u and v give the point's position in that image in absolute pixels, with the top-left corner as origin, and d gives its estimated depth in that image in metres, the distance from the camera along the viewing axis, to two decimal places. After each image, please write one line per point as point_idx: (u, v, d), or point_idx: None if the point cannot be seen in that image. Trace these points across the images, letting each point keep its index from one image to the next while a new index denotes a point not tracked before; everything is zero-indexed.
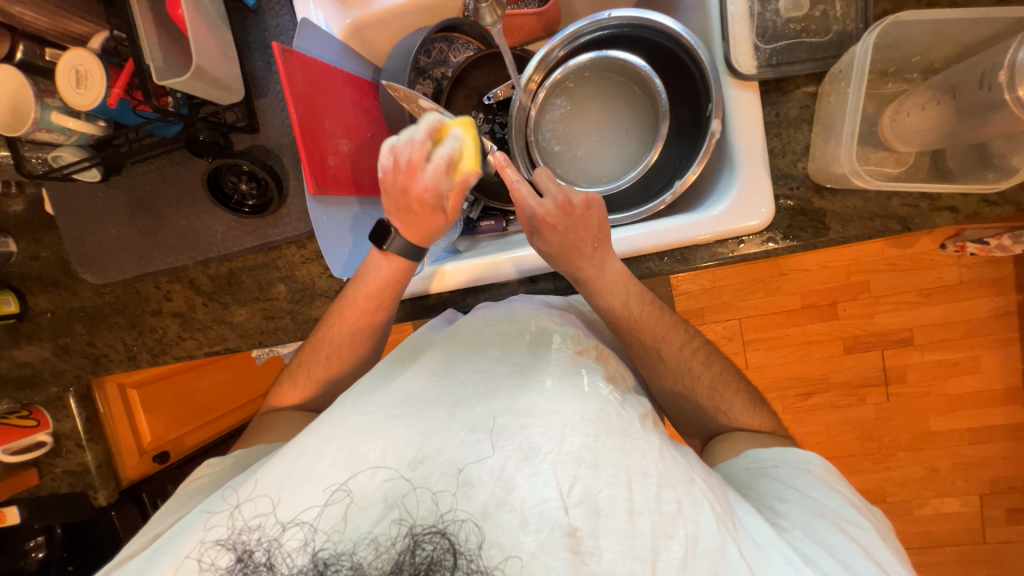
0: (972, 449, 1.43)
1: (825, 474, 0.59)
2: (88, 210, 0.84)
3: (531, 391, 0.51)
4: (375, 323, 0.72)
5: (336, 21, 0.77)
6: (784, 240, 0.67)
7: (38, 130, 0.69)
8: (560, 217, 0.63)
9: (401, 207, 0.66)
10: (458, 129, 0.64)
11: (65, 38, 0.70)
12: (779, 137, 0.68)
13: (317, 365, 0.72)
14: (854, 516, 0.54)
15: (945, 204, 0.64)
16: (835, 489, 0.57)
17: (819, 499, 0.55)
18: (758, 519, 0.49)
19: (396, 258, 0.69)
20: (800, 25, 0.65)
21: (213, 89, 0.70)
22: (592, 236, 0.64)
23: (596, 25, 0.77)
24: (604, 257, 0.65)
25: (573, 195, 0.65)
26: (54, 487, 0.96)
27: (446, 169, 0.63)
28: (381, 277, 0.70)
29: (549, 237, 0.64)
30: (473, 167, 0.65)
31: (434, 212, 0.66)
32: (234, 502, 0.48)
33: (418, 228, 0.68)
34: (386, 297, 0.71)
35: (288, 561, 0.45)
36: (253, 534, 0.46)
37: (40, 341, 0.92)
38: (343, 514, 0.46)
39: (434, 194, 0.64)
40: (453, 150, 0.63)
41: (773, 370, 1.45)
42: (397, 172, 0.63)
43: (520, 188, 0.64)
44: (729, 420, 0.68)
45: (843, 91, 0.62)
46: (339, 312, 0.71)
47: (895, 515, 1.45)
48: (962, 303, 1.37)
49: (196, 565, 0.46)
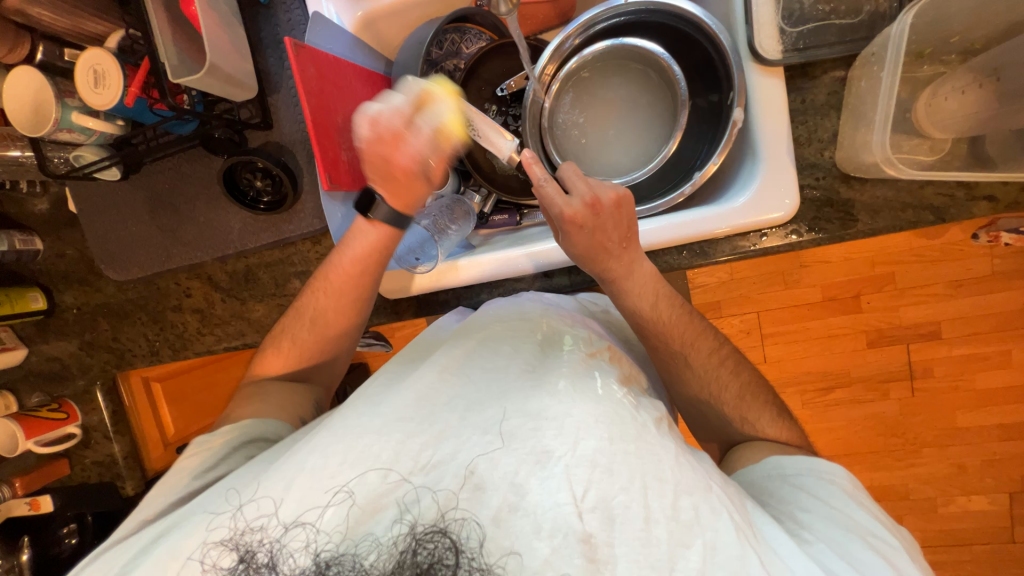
0: (1002, 446, 1.38)
1: (853, 488, 0.57)
2: (110, 209, 0.86)
3: (543, 393, 0.50)
4: (362, 290, 0.71)
5: (347, 14, 0.76)
6: (808, 233, 0.65)
7: (59, 130, 0.70)
8: (588, 216, 0.61)
9: (385, 175, 0.64)
10: (442, 96, 0.66)
11: (83, 38, 0.71)
12: (805, 125, 0.66)
13: (324, 348, 0.74)
14: (882, 533, 0.52)
15: (983, 193, 0.61)
16: (862, 504, 0.55)
17: (845, 511, 0.53)
18: (780, 532, 0.48)
19: (382, 225, 0.69)
20: (828, 7, 0.62)
21: (227, 86, 0.71)
22: (619, 235, 0.62)
23: (613, 12, 0.74)
24: (631, 256, 0.64)
25: (602, 192, 0.62)
26: (84, 477, 1.01)
27: (432, 136, 0.64)
28: (368, 241, 0.69)
29: (576, 237, 0.62)
30: (460, 132, 0.68)
31: (419, 181, 0.66)
32: (237, 503, 0.49)
33: (403, 196, 0.67)
34: (373, 263, 0.70)
35: (290, 561, 0.45)
36: (254, 536, 0.47)
37: (66, 336, 0.94)
38: (344, 515, 0.46)
39: (419, 161, 0.64)
40: (438, 116, 0.65)
41: (791, 364, 1.42)
42: (380, 141, 0.62)
43: (546, 187, 0.62)
44: (751, 417, 0.66)
45: (876, 75, 0.59)
46: (325, 278, 0.71)
47: (919, 512, 1.42)
48: (995, 295, 1.32)
49: (199, 566, 0.47)
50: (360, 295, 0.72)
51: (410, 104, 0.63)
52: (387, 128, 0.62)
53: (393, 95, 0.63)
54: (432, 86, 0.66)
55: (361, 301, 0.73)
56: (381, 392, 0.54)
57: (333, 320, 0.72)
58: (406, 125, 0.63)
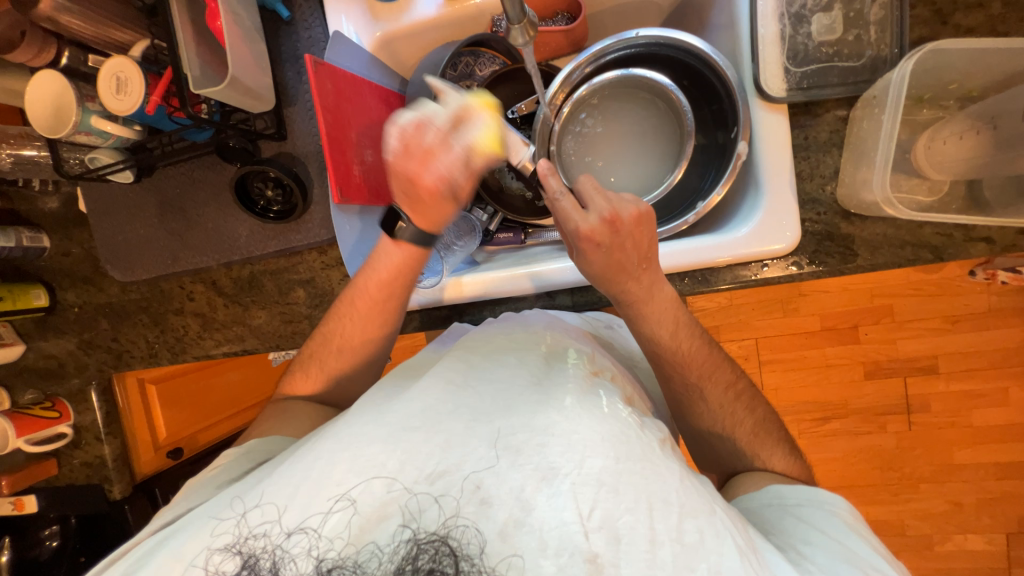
0: (999, 484, 1.37)
1: (852, 518, 0.57)
2: (120, 210, 0.87)
3: (550, 409, 0.50)
4: (389, 314, 0.71)
5: (366, 34, 0.79)
6: (809, 265, 0.66)
7: (78, 132, 0.71)
8: (605, 234, 0.60)
9: (409, 194, 0.62)
10: (481, 111, 0.61)
11: (108, 45, 0.73)
12: (808, 160, 0.67)
13: (332, 358, 0.72)
14: (884, 566, 0.51)
15: (980, 235, 0.62)
16: (863, 536, 0.54)
17: (847, 543, 0.52)
18: (784, 562, 0.47)
19: (407, 247, 0.68)
20: (832, 49, 0.65)
21: (246, 97, 0.72)
22: (640, 255, 0.62)
23: (623, 43, 0.77)
24: (652, 277, 0.64)
25: (622, 209, 0.61)
26: (71, 478, 0.97)
27: (464, 157, 0.60)
28: (393, 264, 0.69)
29: (593, 255, 0.61)
30: (497, 151, 0.62)
31: (444, 201, 0.63)
32: (240, 510, 0.48)
33: (427, 217, 0.65)
34: (398, 286, 0.70)
35: (294, 567, 0.45)
36: (258, 542, 0.46)
37: (66, 334, 0.94)
38: (346, 522, 0.46)
39: (446, 182, 0.61)
40: (474, 136, 0.60)
41: (787, 392, 1.41)
42: (410, 157, 0.60)
43: (562, 202, 0.61)
44: (760, 440, 0.66)
45: (877, 117, 0.61)
46: (350, 301, 0.71)
47: (914, 549, 1.40)
48: (992, 332, 1.33)
49: (202, 572, 0.46)
50: (385, 321, 0.71)
51: (450, 120, 0.60)
52: (418, 143, 0.59)
53: (434, 111, 0.60)
54: (476, 100, 0.61)
55: (385, 321, 0.72)
56: (381, 400, 0.54)
57: (355, 338, 0.72)
58: (441, 144, 0.60)
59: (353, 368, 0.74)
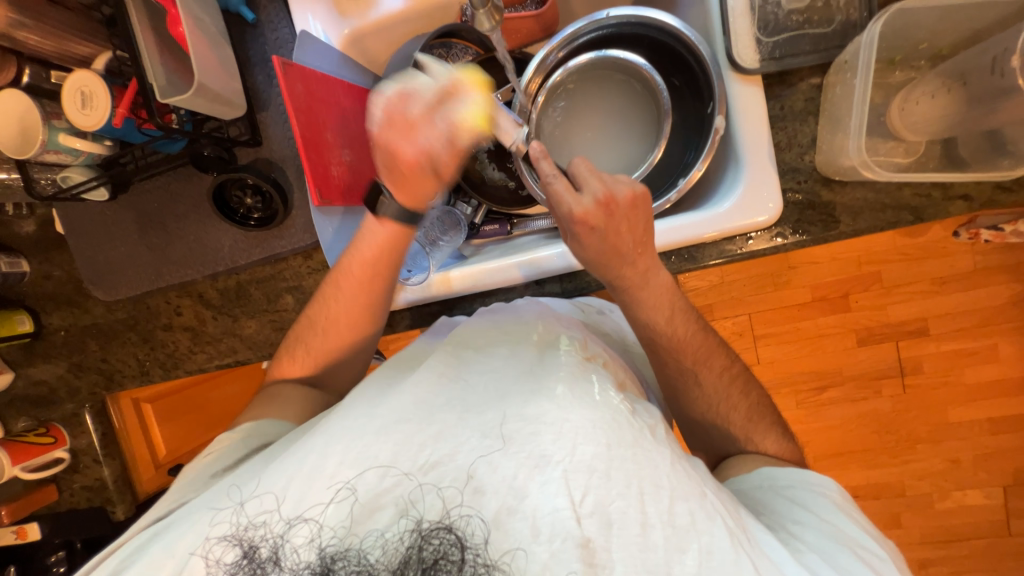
0: (994, 439, 1.40)
1: (841, 499, 0.58)
2: (98, 229, 0.85)
3: (541, 397, 0.50)
4: (374, 296, 0.70)
5: (335, 33, 0.78)
6: (793, 235, 0.67)
7: (47, 152, 0.70)
8: (599, 216, 0.59)
9: (391, 166, 0.63)
10: (470, 88, 0.63)
11: (70, 60, 0.72)
12: (785, 131, 0.68)
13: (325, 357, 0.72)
14: (870, 544, 0.52)
15: (959, 193, 0.63)
16: (851, 516, 0.56)
17: (835, 523, 0.54)
18: (777, 544, 0.48)
19: (391, 223, 0.67)
20: (803, 16, 0.65)
21: (216, 104, 0.71)
22: (636, 238, 0.61)
23: (595, 25, 0.76)
24: (647, 263, 0.63)
25: (617, 190, 0.60)
26: (72, 503, 0.97)
27: (447, 132, 0.62)
28: (377, 243, 0.68)
29: (587, 239, 0.61)
30: (482, 128, 0.64)
31: (428, 176, 0.64)
32: (238, 500, 0.48)
33: (410, 192, 0.65)
34: (383, 267, 0.69)
35: (295, 557, 0.45)
36: (257, 531, 0.47)
37: (54, 359, 0.92)
38: (345, 512, 0.46)
39: (429, 155, 0.62)
40: (460, 113, 0.62)
41: (783, 364, 1.43)
42: (392, 128, 0.61)
43: (555, 185, 0.60)
44: (754, 425, 0.67)
45: (850, 82, 0.61)
46: (336, 284, 0.70)
47: (916, 508, 1.43)
48: (979, 291, 1.35)
49: (202, 563, 0.46)
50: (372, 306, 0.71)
51: (436, 96, 0.61)
52: (403, 115, 0.61)
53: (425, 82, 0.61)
54: (465, 77, 0.63)
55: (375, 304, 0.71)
56: (376, 398, 0.54)
57: (338, 327, 0.71)
58: (425, 117, 0.61)
59: (342, 362, 0.74)
